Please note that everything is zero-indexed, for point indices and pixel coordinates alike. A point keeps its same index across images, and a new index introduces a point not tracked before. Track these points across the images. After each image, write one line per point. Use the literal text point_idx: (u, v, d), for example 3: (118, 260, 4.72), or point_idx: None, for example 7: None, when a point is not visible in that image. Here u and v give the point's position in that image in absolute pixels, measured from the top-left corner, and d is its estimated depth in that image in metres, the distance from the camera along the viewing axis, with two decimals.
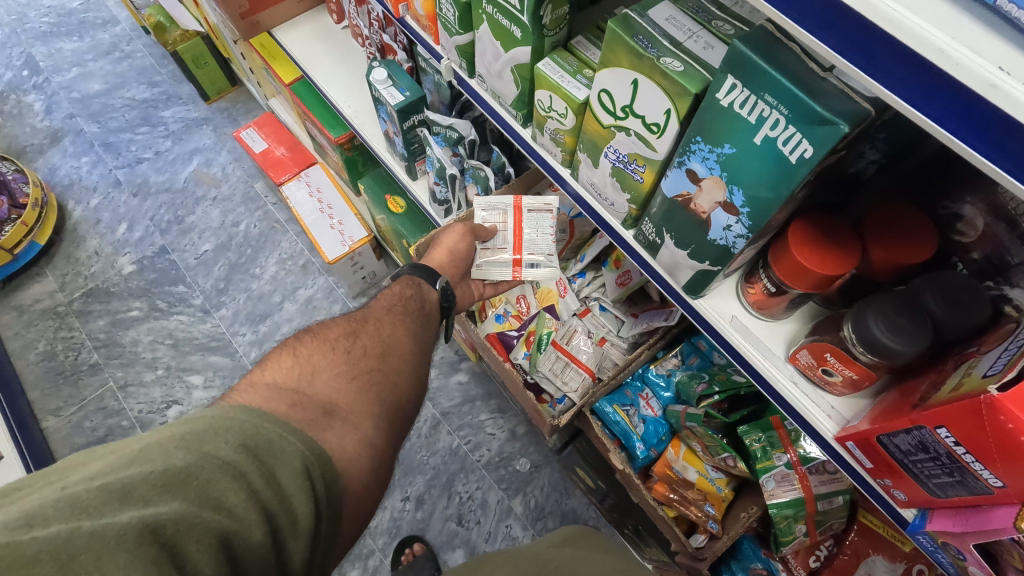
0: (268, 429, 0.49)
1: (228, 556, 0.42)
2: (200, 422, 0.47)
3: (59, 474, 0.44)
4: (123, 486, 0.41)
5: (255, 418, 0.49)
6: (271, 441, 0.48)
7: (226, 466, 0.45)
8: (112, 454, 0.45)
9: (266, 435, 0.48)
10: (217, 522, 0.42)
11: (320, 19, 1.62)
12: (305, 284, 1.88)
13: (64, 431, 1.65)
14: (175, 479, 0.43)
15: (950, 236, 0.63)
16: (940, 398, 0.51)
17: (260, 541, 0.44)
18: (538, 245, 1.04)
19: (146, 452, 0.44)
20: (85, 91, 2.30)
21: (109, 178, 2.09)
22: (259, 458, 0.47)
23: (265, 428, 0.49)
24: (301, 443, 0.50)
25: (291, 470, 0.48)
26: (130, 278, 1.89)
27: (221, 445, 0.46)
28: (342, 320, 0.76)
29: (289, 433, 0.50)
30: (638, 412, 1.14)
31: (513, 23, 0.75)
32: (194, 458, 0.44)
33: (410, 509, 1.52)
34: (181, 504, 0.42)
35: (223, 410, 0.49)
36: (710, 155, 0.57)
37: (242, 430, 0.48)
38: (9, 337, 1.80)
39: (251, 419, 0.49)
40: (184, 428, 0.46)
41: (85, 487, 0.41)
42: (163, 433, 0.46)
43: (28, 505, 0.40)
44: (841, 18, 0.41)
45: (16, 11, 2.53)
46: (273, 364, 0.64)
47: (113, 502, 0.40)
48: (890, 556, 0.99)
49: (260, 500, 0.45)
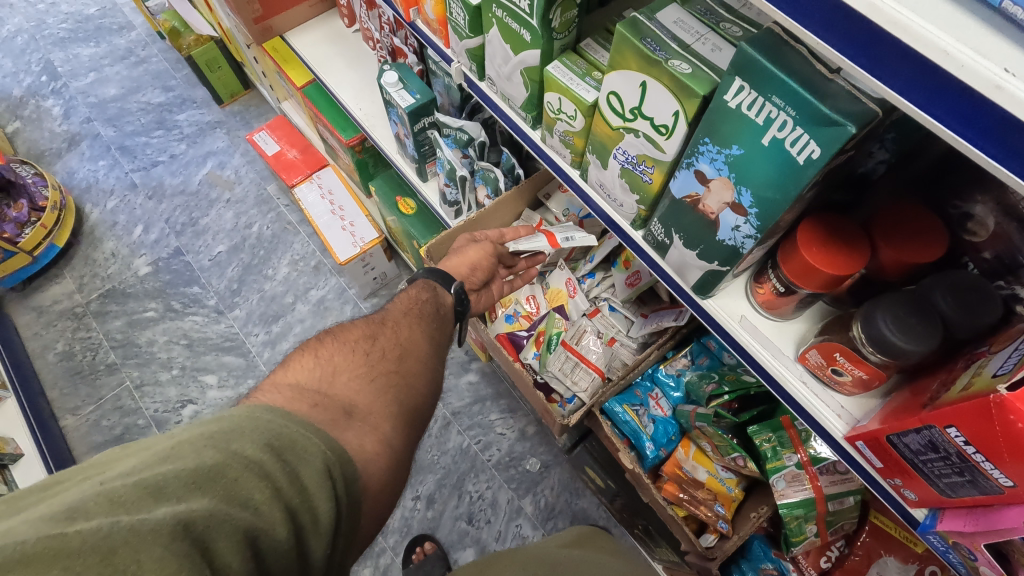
0: (292, 429, 0.50)
1: (254, 552, 0.44)
2: (227, 421, 0.48)
3: (96, 468, 0.45)
4: (156, 482, 0.42)
5: (279, 419, 0.50)
6: (294, 440, 0.49)
7: (252, 465, 0.46)
8: (145, 451, 0.45)
9: (289, 434, 0.49)
10: (243, 519, 0.43)
11: (332, 23, 1.64)
12: (317, 285, 1.90)
13: (82, 430, 1.68)
14: (205, 477, 0.44)
15: (960, 236, 0.63)
16: (949, 398, 0.51)
17: (283, 538, 0.45)
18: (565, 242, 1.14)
19: (177, 450, 0.45)
20: (102, 95, 2.34)
21: (126, 181, 2.13)
22: (284, 458, 0.48)
23: (287, 427, 0.49)
24: (323, 444, 0.51)
25: (313, 469, 0.49)
26: (146, 279, 1.93)
27: (248, 444, 0.47)
28: (361, 322, 0.78)
29: (312, 433, 0.51)
30: (649, 412, 1.15)
31: (522, 27, 0.76)
32: (222, 457, 0.45)
33: (421, 508, 1.54)
34: (211, 501, 0.43)
35: (249, 410, 0.50)
36: (717, 156, 0.58)
37: (267, 429, 0.48)
38: (29, 337, 1.84)
39: (275, 419, 0.50)
40: (214, 426, 0.47)
41: (122, 483, 0.42)
42: (192, 430, 0.47)
43: (69, 498, 0.41)
44: (847, 21, 0.41)
45: (35, 17, 2.58)
46: (295, 365, 0.66)
47: (148, 498, 0.41)
48: (902, 557, 0.98)
49: (283, 498, 0.46)
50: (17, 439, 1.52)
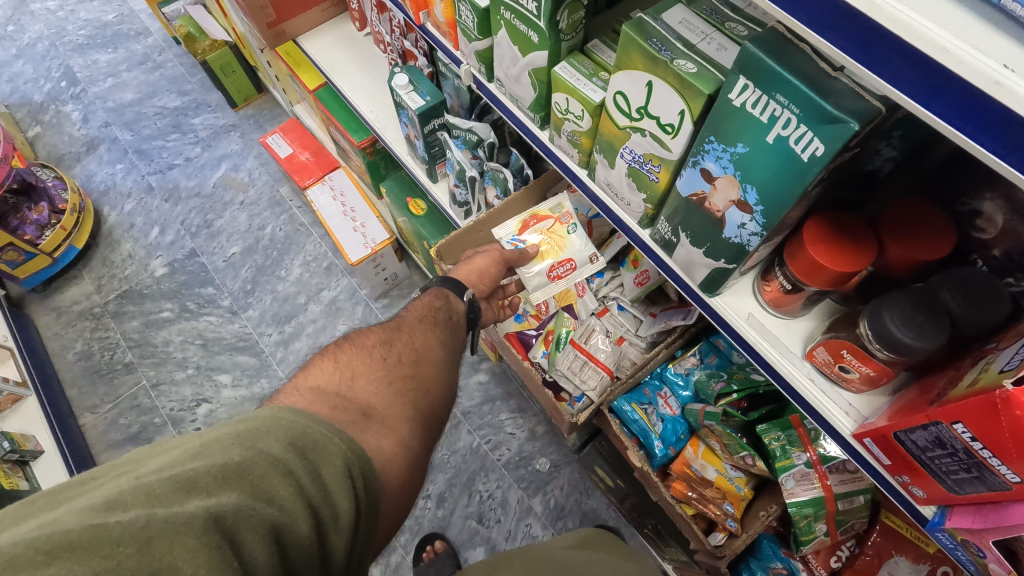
0: (315, 429, 0.51)
1: (279, 547, 0.45)
2: (253, 421, 0.50)
3: (129, 465, 0.46)
4: (188, 477, 0.44)
5: (302, 419, 0.51)
6: (316, 439, 0.50)
7: (277, 462, 0.47)
8: (176, 449, 0.47)
9: (311, 434, 0.50)
10: (268, 515, 0.44)
11: (344, 27, 1.66)
12: (329, 286, 1.93)
13: (101, 428, 1.72)
14: (233, 473, 0.45)
15: (969, 233, 0.63)
16: (957, 394, 0.51)
17: (306, 534, 0.46)
18: (577, 243, 1.14)
19: (206, 448, 0.46)
20: (119, 100, 2.39)
21: (143, 185, 2.17)
22: (306, 457, 0.49)
23: (310, 427, 0.51)
24: (343, 444, 0.52)
25: (334, 468, 0.50)
26: (162, 280, 1.96)
27: (273, 443, 0.48)
28: (378, 329, 0.79)
29: (334, 433, 0.52)
30: (657, 410, 1.15)
31: (530, 28, 0.77)
32: (249, 455, 0.46)
33: (431, 507, 1.55)
34: (238, 496, 0.44)
35: (273, 411, 0.51)
36: (723, 155, 0.58)
37: (291, 429, 0.50)
38: (49, 336, 1.88)
39: (298, 419, 0.51)
40: (240, 426, 0.49)
41: (157, 477, 0.43)
42: (220, 429, 0.49)
43: (107, 491, 0.42)
44: (849, 20, 0.42)
45: (55, 24, 2.64)
46: (315, 369, 0.67)
47: (180, 492, 0.42)
48: (914, 557, 0.98)
49: (305, 495, 0.47)
50: (38, 436, 1.55)
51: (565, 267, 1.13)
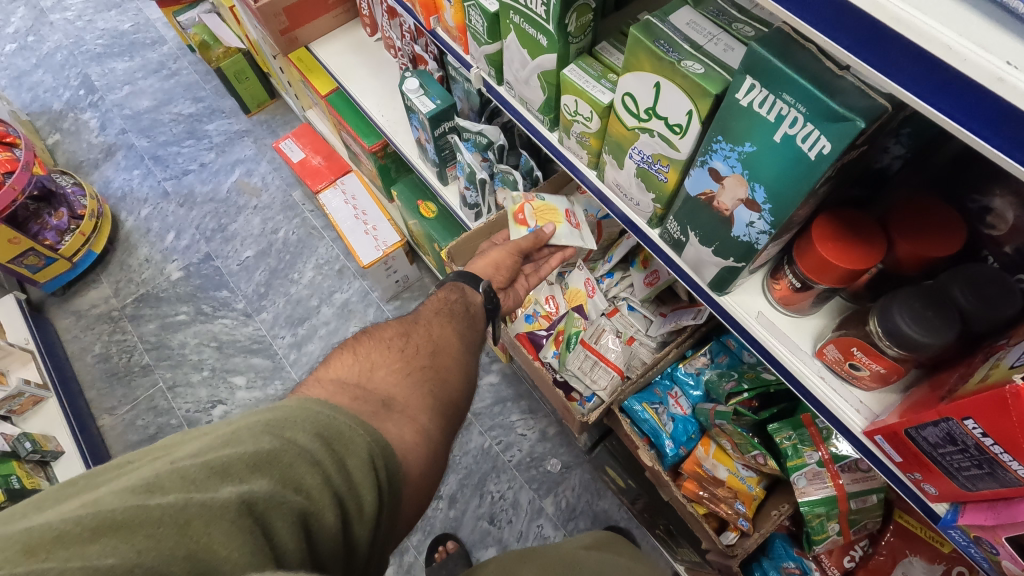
0: (340, 420, 0.52)
1: (306, 534, 0.46)
2: (281, 411, 0.51)
3: (163, 450, 0.48)
4: (221, 463, 0.45)
5: (328, 410, 0.52)
6: (342, 430, 0.51)
7: (304, 452, 0.48)
8: (209, 436, 0.48)
9: (338, 425, 0.51)
10: (297, 502, 0.46)
11: (356, 32, 1.69)
12: (341, 288, 1.95)
13: (118, 429, 1.75)
14: (264, 460, 0.46)
15: (979, 229, 0.63)
16: (967, 390, 0.52)
17: (332, 522, 0.47)
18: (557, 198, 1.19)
19: (238, 435, 0.48)
20: (136, 107, 2.44)
21: (159, 190, 2.21)
22: (332, 447, 0.50)
23: (335, 417, 0.52)
24: (368, 435, 0.53)
25: (359, 459, 0.51)
26: (178, 283, 2.00)
27: (301, 432, 0.49)
28: (394, 322, 0.80)
29: (358, 425, 0.53)
30: (668, 410, 1.15)
31: (538, 32, 0.78)
32: (278, 443, 0.48)
33: (443, 508, 1.56)
34: (270, 483, 0.45)
35: (300, 401, 0.53)
36: (731, 154, 0.59)
37: (317, 420, 0.51)
38: (69, 340, 1.92)
39: (324, 410, 0.52)
40: (269, 415, 0.50)
41: (192, 462, 0.45)
42: (250, 418, 0.50)
43: (145, 474, 0.44)
44: (853, 19, 0.42)
45: (73, 34, 2.70)
46: (335, 362, 0.69)
47: (215, 478, 0.44)
48: (928, 557, 0.97)
49: (332, 485, 0.48)
50: (58, 437, 1.58)
51: (574, 215, 1.19)
